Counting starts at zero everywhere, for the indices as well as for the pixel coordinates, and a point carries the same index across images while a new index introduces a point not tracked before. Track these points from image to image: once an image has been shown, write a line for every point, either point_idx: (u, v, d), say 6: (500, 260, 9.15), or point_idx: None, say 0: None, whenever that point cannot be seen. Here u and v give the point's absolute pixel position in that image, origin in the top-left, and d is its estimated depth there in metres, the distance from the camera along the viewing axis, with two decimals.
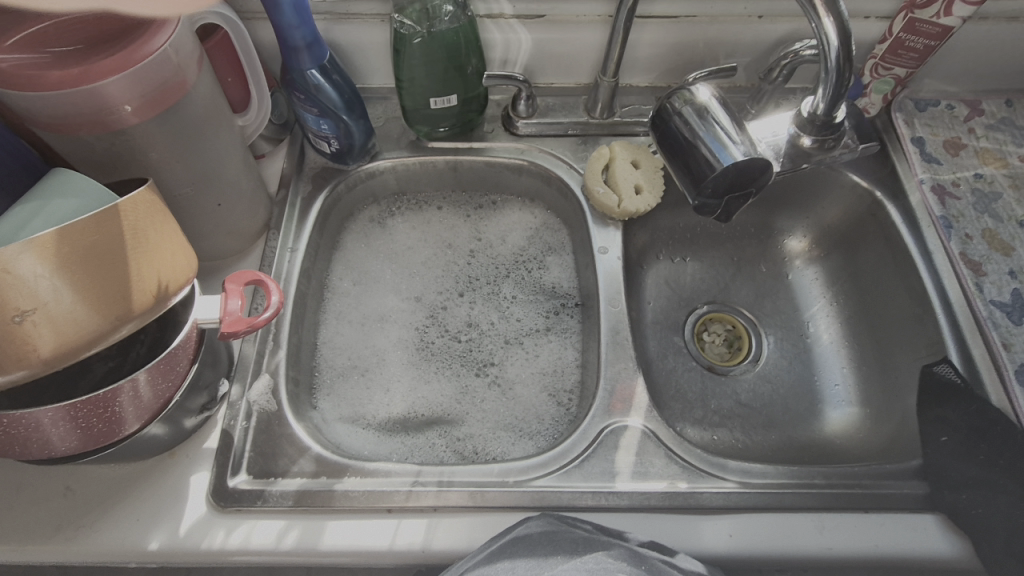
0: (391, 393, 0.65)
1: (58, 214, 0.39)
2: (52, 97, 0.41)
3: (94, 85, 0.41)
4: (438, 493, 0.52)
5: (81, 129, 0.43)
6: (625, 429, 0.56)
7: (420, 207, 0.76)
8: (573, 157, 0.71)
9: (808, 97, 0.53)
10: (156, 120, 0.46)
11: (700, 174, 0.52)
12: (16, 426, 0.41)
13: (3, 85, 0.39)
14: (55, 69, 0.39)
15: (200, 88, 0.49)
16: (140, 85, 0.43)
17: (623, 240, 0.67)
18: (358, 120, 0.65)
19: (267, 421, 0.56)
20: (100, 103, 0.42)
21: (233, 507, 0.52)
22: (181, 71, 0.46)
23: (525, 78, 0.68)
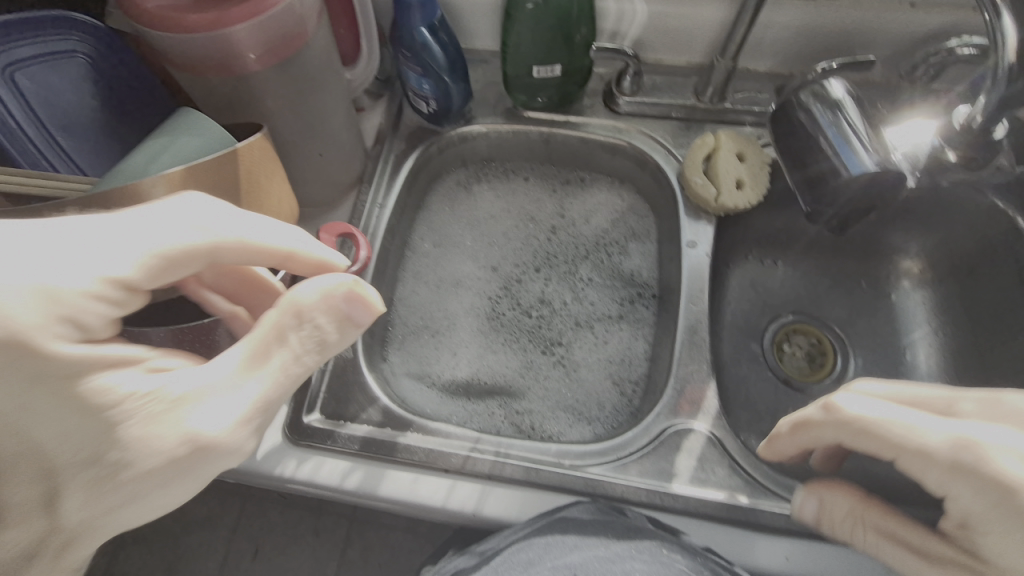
0: (458, 357, 0.67)
1: (184, 152, 0.42)
2: (189, 40, 0.43)
3: (226, 32, 0.43)
4: (493, 462, 0.54)
5: (210, 71, 0.46)
6: (690, 433, 0.55)
7: (507, 176, 0.75)
8: (675, 143, 0.67)
9: (967, 105, 0.49)
10: (274, 68, 0.48)
11: (819, 179, 0.48)
12: None
13: (147, 26, 0.42)
14: (194, 13, 0.41)
15: (317, 40, 0.50)
16: (265, 35, 0.45)
17: (714, 236, 0.63)
18: (459, 83, 0.65)
19: (342, 367, 0.59)
20: (228, 48, 0.44)
21: (305, 441, 0.55)
22: (302, 22, 0.47)
23: (636, 54, 0.65)
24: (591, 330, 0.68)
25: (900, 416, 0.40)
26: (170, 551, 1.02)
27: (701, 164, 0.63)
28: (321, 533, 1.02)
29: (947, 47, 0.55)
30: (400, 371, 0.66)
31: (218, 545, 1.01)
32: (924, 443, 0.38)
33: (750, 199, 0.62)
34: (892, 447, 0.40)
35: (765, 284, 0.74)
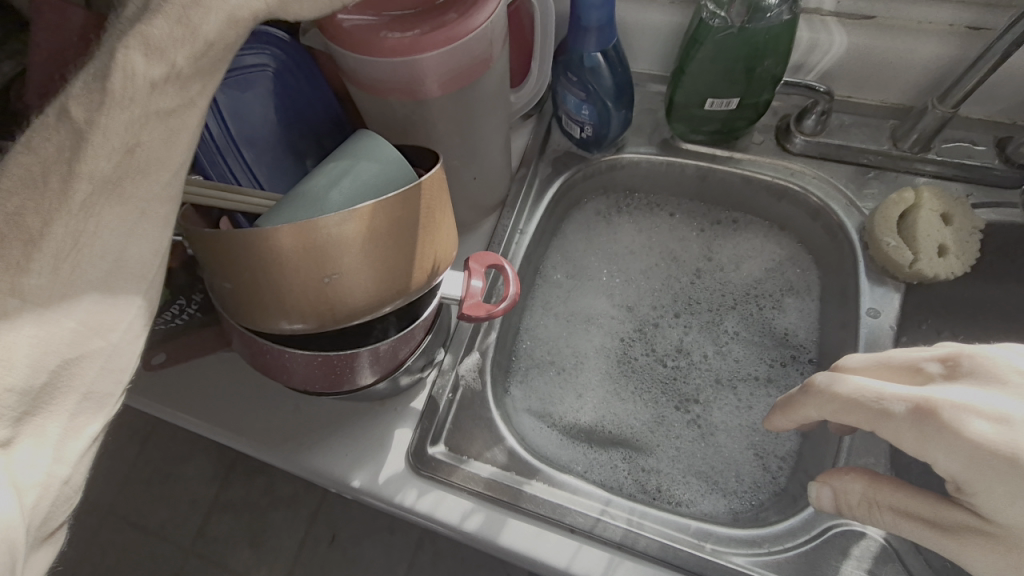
0: (582, 399, 0.63)
1: (364, 178, 0.41)
2: (378, 62, 0.42)
3: (416, 57, 0.41)
4: (627, 531, 0.49)
5: (390, 92, 0.45)
6: (861, 537, 0.47)
7: (651, 210, 0.70)
8: (858, 193, 0.59)
9: None
10: (453, 94, 0.46)
11: None
12: (270, 357, 0.45)
13: (343, 45, 0.41)
14: (390, 37, 0.40)
15: (496, 67, 0.48)
16: (452, 61, 0.43)
17: (901, 308, 0.55)
18: (620, 111, 0.61)
19: (470, 398, 0.58)
20: (414, 73, 0.43)
21: (427, 473, 0.53)
22: (490, 49, 0.45)
23: (830, 90, 0.57)
24: (734, 390, 0.61)
25: (880, 382, 0.39)
26: (255, 521, 1.01)
27: (895, 222, 0.54)
28: (396, 532, 1.00)
29: None
30: (520, 405, 0.62)
31: (298, 527, 1.01)
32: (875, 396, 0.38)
33: (954, 268, 0.54)
34: (871, 419, 0.38)
35: None
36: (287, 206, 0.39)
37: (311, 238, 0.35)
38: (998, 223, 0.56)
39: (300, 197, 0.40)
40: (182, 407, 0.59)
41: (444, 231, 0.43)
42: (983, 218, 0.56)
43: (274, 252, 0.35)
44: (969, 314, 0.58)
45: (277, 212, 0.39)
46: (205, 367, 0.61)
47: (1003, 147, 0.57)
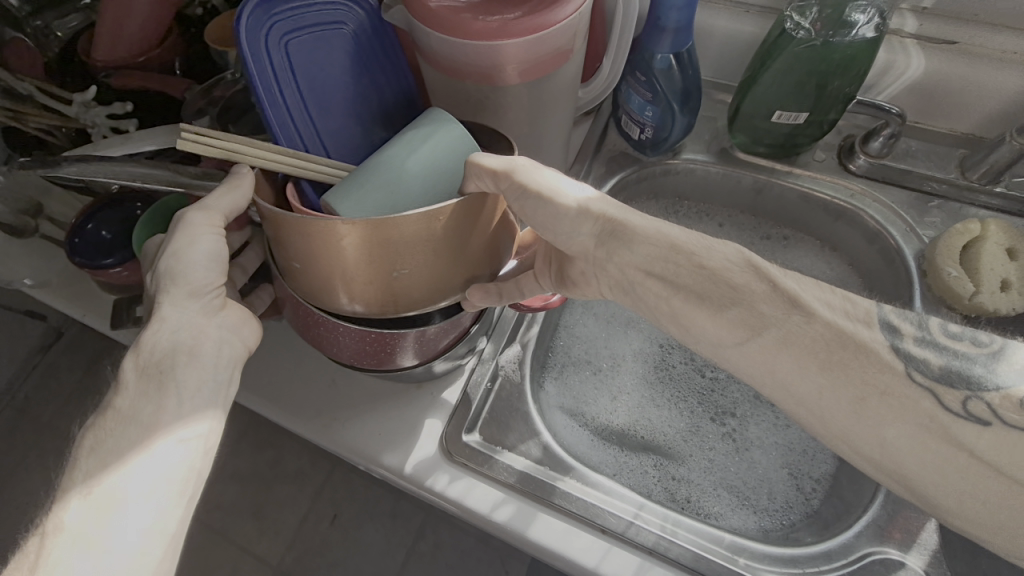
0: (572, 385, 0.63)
1: (436, 165, 0.40)
2: (460, 44, 0.42)
3: (500, 43, 0.41)
4: (659, 537, 0.48)
5: (467, 77, 0.45)
6: (900, 567, 0.46)
7: (700, 218, 0.69)
8: (918, 220, 0.58)
9: None
10: (530, 83, 0.46)
11: None
12: (322, 326, 0.44)
13: (427, 24, 0.41)
14: (477, 20, 0.40)
15: (571, 65, 0.48)
16: (532, 52, 0.43)
17: None
18: (684, 116, 0.60)
19: (508, 389, 0.57)
20: (495, 59, 0.43)
21: (460, 460, 0.53)
22: (572, 40, 0.45)
23: (903, 113, 0.56)
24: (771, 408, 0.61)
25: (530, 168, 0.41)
26: (259, 494, 1.01)
27: (958, 253, 0.53)
28: (398, 517, 1.00)
29: None
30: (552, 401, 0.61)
31: (301, 504, 1.01)
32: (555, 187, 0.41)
33: (1015, 305, 0.52)
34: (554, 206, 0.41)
35: None
36: (361, 186, 0.38)
37: (393, 234, 0.35)
38: None
39: (378, 178, 0.38)
40: None
41: (501, 235, 0.44)
42: None
43: (346, 243, 0.35)
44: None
45: (348, 193, 0.38)
46: None
47: None
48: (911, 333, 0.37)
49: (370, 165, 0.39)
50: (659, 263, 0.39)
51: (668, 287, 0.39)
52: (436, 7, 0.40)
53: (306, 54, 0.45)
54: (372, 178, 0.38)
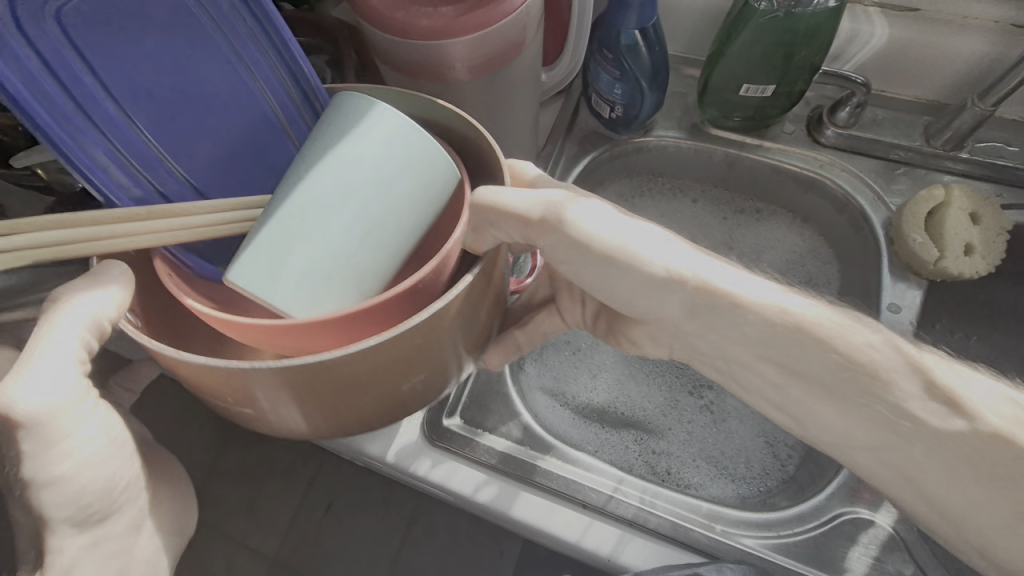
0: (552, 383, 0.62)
1: (335, 230, 0.34)
2: (408, 46, 0.42)
3: (447, 42, 0.41)
4: (638, 510, 0.49)
5: (420, 76, 0.44)
6: (870, 526, 0.48)
7: (674, 195, 0.69)
8: (885, 188, 0.59)
9: None
10: (488, 71, 0.45)
11: None
12: None
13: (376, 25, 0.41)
14: (423, 21, 0.40)
15: (529, 51, 0.48)
16: (482, 49, 0.43)
17: (921, 305, 0.55)
18: (654, 92, 0.60)
19: (487, 372, 0.57)
20: (445, 59, 0.43)
21: (441, 444, 0.54)
22: (521, 36, 0.44)
23: (867, 82, 0.57)
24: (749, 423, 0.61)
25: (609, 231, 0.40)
26: None
27: (923, 218, 0.54)
28: None
29: None
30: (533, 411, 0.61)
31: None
32: (684, 268, 0.39)
33: (978, 268, 0.54)
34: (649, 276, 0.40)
35: None
36: (279, 261, 0.33)
37: (360, 370, 0.32)
38: None
39: (295, 247, 0.33)
40: None
41: (499, 287, 0.39)
42: (1014, 218, 0.55)
43: (311, 387, 0.32)
44: (985, 315, 0.58)
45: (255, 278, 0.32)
46: None
47: None
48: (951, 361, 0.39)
49: (280, 228, 0.33)
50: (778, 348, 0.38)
51: (787, 373, 0.38)
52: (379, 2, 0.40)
53: (110, 41, 0.34)
54: (298, 260, 0.33)
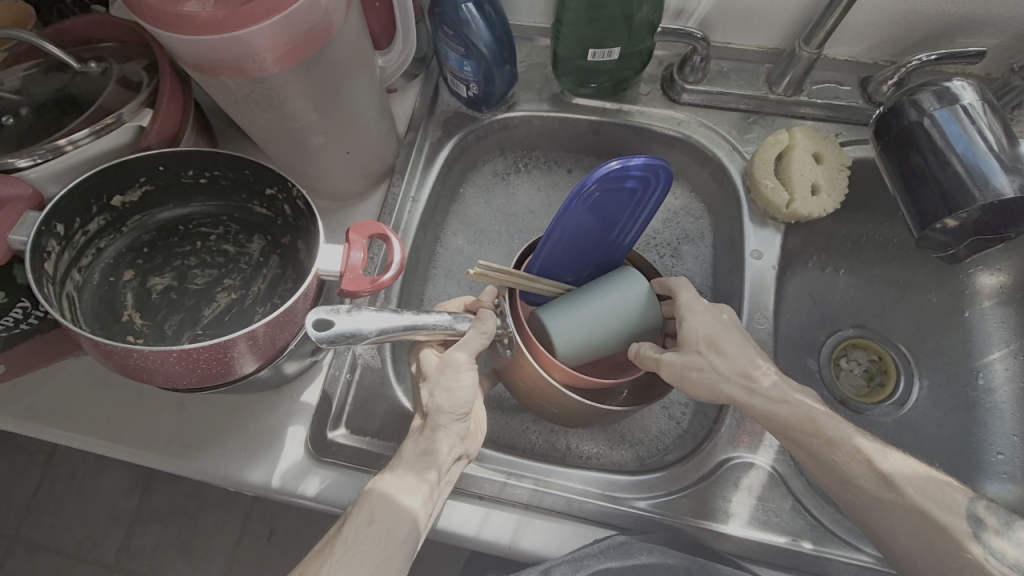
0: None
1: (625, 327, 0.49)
2: (197, 41, 0.37)
3: (239, 32, 0.36)
4: (533, 492, 0.49)
5: (222, 72, 0.39)
6: (750, 468, 0.50)
7: (548, 166, 0.69)
8: (740, 139, 0.60)
9: (986, 119, 0.42)
10: (297, 64, 0.41)
11: (945, 207, 0.42)
12: (137, 359, 0.40)
13: (152, 22, 0.36)
14: (202, 9, 0.35)
15: (346, 35, 0.44)
16: (284, 33, 0.39)
17: (782, 245, 0.58)
18: (504, 66, 0.59)
19: (370, 378, 0.55)
20: (244, 50, 0.38)
21: (329, 459, 0.51)
22: (328, 16, 0.40)
23: (707, 36, 0.57)
24: (707, 284, 0.62)
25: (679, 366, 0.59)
26: (184, 527, 0.95)
27: (772, 164, 0.56)
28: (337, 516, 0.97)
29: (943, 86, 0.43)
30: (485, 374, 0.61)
31: (231, 528, 0.96)
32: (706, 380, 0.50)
33: (826, 206, 0.56)
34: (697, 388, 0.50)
35: (823, 294, 0.68)
36: (570, 345, 0.47)
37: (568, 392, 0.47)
38: (865, 160, 0.59)
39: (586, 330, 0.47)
40: (51, 421, 0.53)
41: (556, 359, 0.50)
42: (852, 154, 0.58)
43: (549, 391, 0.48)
44: None
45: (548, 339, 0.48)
46: (68, 374, 0.55)
47: (866, 85, 0.59)
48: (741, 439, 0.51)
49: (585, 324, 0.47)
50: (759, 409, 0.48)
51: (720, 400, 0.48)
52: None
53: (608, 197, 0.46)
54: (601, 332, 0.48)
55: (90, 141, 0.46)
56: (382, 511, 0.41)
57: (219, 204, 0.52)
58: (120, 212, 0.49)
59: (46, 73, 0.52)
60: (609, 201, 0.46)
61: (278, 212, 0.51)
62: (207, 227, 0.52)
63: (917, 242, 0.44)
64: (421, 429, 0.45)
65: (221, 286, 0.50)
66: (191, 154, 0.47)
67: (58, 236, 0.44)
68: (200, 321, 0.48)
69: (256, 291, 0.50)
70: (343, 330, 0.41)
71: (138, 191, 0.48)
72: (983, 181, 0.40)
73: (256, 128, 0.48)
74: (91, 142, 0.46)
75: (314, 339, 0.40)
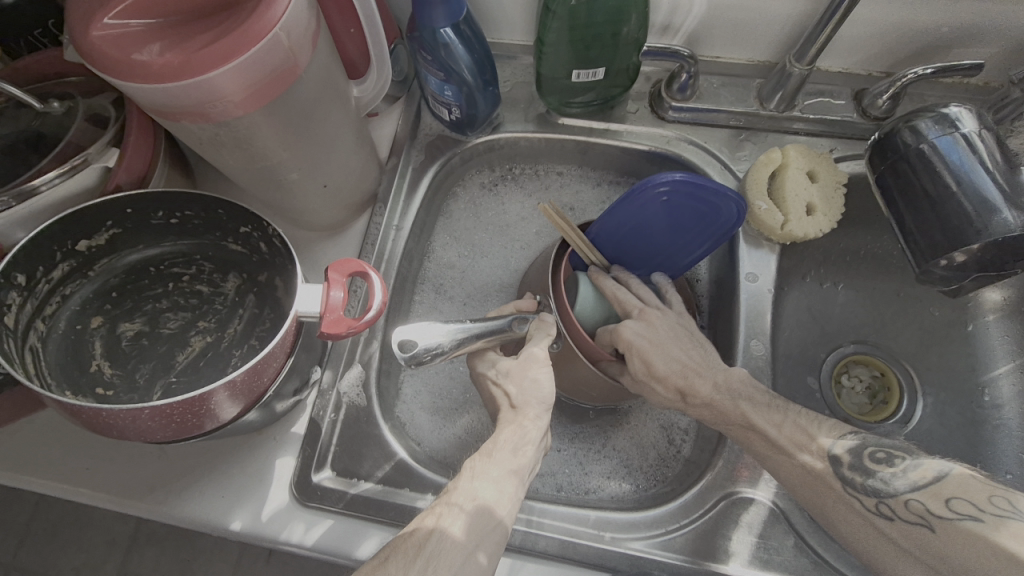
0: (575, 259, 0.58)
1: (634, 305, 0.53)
2: (155, 90, 0.35)
3: (198, 79, 0.35)
4: (526, 534, 0.47)
5: (183, 116, 0.38)
6: (750, 504, 0.48)
7: (537, 176, 0.66)
8: (731, 157, 0.59)
9: (987, 145, 0.40)
10: (262, 105, 0.40)
11: (947, 238, 0.39)
12: (107, 420, 0.38)
13: (105, 72, 0.34)
14: (157, 59, 0.34)
15: (314, 71, 0.42)
16: (248, 77, 0.37)
17: (777, 267, 0.56)
18: (486, 89, 0.57)
19: (355, 415, 0.53)
20: (205, 96, 0.37)
21: (315, 503, 0.50)
22: (294, 56, 0.39)
23: (694, 53, 0.55)
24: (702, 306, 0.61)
25: None
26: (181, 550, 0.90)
27: (765, 184, 0.55)
28: None
29: (943, 112, 0.41)
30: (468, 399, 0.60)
31: (229, 549, 0.90)
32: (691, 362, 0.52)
33: (823, 226, 0.54)
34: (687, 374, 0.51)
35: (824, 310, 0.66)
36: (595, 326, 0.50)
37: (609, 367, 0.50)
38: (861, 176, 0.57)
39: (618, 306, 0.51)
40: (26, 470, 0.51)
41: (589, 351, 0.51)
42: (847, 170, 0.57)
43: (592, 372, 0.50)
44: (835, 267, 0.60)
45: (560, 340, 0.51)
46: (43, 421, 0.53)
47: (860, 99, 0.58)
48: (727, 467, 0.50)
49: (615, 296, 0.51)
50: (734, 434, 0.46)
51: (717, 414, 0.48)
52: (102, 41, 0.34)
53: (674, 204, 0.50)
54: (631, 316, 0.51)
55: (60, 183, 0.45)
56: (437, 538, 0.37)
57: (192, 242, 0.51)
58: (86, 257, 0.47)
59: (9, 110, 0.49)
60: (682, 211, 0.51)
61: (254, 250, 0.50)
62: (180, 267, 0.51)
63: (917, 275, 0.42)
64: (516, 416, 0.45)
65: (195, 329, 0.49)
66: (160, 195, 0.46)
67: (19, 287, 0.42)
68: (173, 368, 0.47)
69: (232, 333, 0.49)
70: (431, 345, 0.43)
71: (105, 235, 0.47)
72: (986, 210, 0.38)
73: (228, 167, 0.47)
74: (60, 183, 0.44)
75: (400, 356, 0.42)
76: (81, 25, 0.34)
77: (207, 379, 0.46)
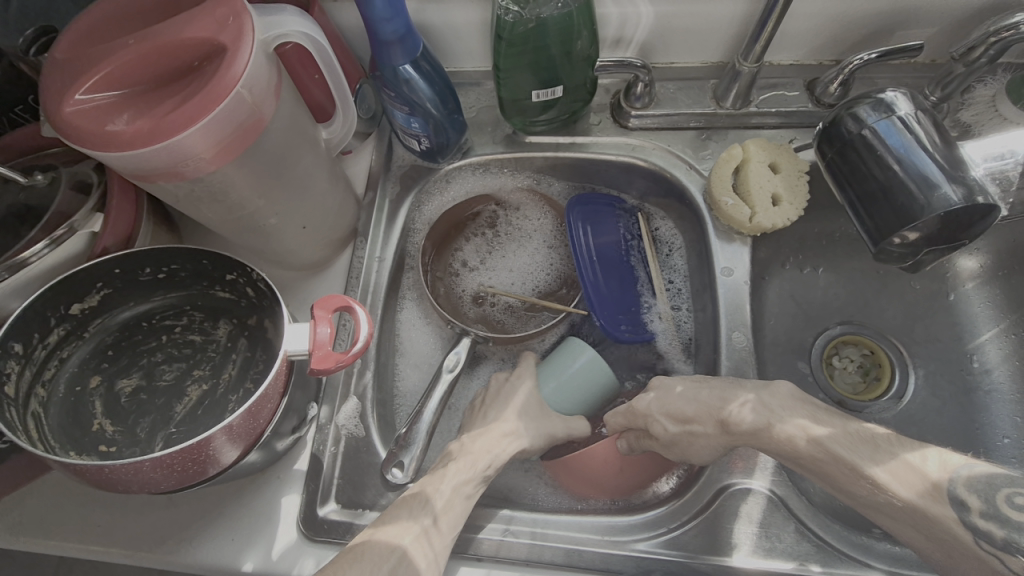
0: (476, 226, 0.67)
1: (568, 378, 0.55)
2: (130, 157, 0.37)
3: (170, 141, 0.37)
4: (531, 546, 0.48)
5: (160, 177, 0.40)
6: (748, 494, 0.49)
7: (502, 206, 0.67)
8: (695, 157, 0.61)
9: (926, 125, 0.41)
10: (233, 157, 0.42)
11: (900, 219, 0.41)
12: (113, 475, 0.39)
13: (82, 145, 0.36)
14: (129, 127, 0.36)
15: (279, 120, 0.44)
16: (218, 134, 0.39)
17: (751, 259, 0.58)
18: (450, 116, 0.59)
19: (355, 446, 0.54)
20: (178, 157, 0.39)
21: (323, 537, 0.51)
22: (258, 109, 0.41)
23: (646, 63, 0.57)
24: (687, 309, 0.63)
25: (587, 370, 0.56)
26: None
27: (729, 181, 0.56)
28: None
29: (881, 97, 0.43)
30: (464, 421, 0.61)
31: None
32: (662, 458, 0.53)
33: (790, 215, 0.56)
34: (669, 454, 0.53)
35: (806, 295, 0.67)
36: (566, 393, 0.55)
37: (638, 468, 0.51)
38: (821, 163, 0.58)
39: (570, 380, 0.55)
40: (39, 533, 0.52)
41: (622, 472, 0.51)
42: (807, 159, 0.58)
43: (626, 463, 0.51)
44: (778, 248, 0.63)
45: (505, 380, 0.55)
46: (52, 484, 0.54)
47: (813, 88, 0.60)
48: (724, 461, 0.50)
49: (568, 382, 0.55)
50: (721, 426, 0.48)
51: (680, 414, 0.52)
52: (76, 116, 0.36)
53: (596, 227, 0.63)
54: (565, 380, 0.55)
55: (50, 252, 0.47)
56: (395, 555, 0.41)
57: (182, 294, 0.52)
58: (80, 320, 0.49)
59: None
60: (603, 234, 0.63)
61: (241, 296, 0.51)
62: (171, 319, 0.53)
63: (876, 255, 0.44)
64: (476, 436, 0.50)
65: (191, 378, 0.50)
66: (147, 253, 0.48)
67: (17, 355, 0.44)
68: (172, 419, 0.48)
69: (227, 378, 0.50)
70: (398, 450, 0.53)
71: (96, 296, 0.48)
72: (929, 188, 0.39)
73: (208, 219, 0.49)
74: (49, 252, 0.46)
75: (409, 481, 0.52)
76: (55, 103, 0.36)
77: (205, 427, 0.47)
